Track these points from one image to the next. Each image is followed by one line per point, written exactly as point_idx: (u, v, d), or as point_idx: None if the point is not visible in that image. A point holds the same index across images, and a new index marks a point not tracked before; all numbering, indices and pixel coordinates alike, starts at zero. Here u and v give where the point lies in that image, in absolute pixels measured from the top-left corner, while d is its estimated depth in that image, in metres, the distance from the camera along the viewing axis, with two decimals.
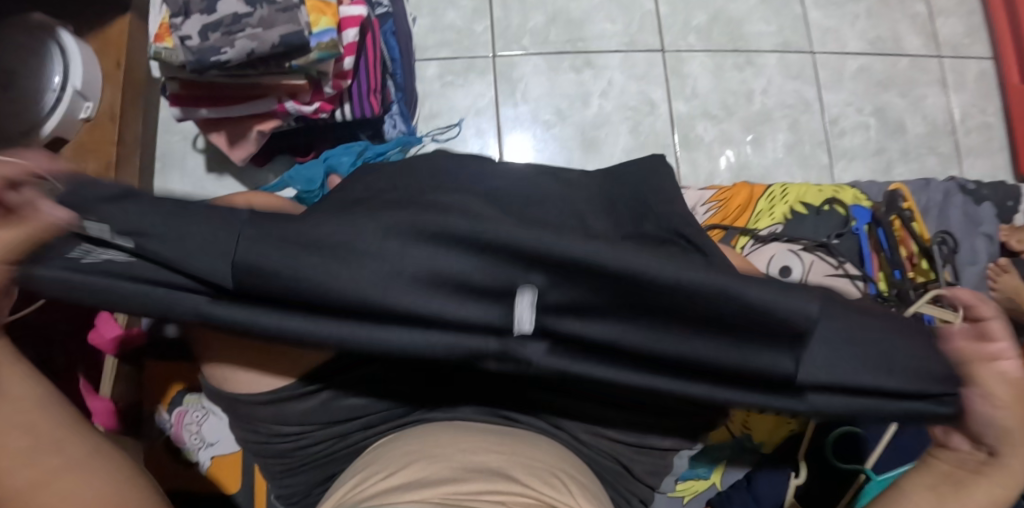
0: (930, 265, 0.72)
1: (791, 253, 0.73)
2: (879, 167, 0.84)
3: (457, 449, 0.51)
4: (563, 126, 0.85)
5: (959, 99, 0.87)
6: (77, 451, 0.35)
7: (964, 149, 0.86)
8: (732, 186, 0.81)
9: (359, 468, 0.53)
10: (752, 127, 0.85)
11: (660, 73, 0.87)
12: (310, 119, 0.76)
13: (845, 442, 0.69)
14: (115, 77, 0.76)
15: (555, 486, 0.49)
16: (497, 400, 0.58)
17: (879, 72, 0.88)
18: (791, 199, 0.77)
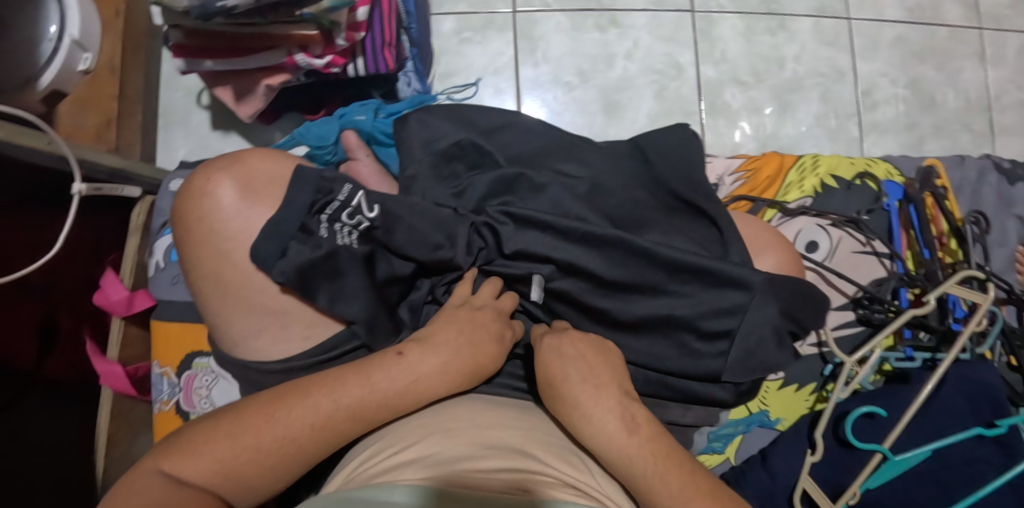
0: (959, 246, 0.70)
1: (818, 228, 0.72)
2: (911, 142, 0.82)
3: (473, 423, 0.50)
4: (585, 89, 0.81)
5: (997, 75, 0.84)
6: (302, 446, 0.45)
7: (998, 127, 0.83)
8: (761, 156, 0.79)
9: (375, 440, 0.52)
10: (779, 97, 0.82)
11: (689, 35, 0.83)
12: (321, 73, 0.72)
13: (867, 423, 0.68)
14: (115, 26, 0.72)
15: (577, 466, 0.47)
16: (520, 377, 0.60)
17: (917, 43, 0.84)
18: (822, 172, 0.75)
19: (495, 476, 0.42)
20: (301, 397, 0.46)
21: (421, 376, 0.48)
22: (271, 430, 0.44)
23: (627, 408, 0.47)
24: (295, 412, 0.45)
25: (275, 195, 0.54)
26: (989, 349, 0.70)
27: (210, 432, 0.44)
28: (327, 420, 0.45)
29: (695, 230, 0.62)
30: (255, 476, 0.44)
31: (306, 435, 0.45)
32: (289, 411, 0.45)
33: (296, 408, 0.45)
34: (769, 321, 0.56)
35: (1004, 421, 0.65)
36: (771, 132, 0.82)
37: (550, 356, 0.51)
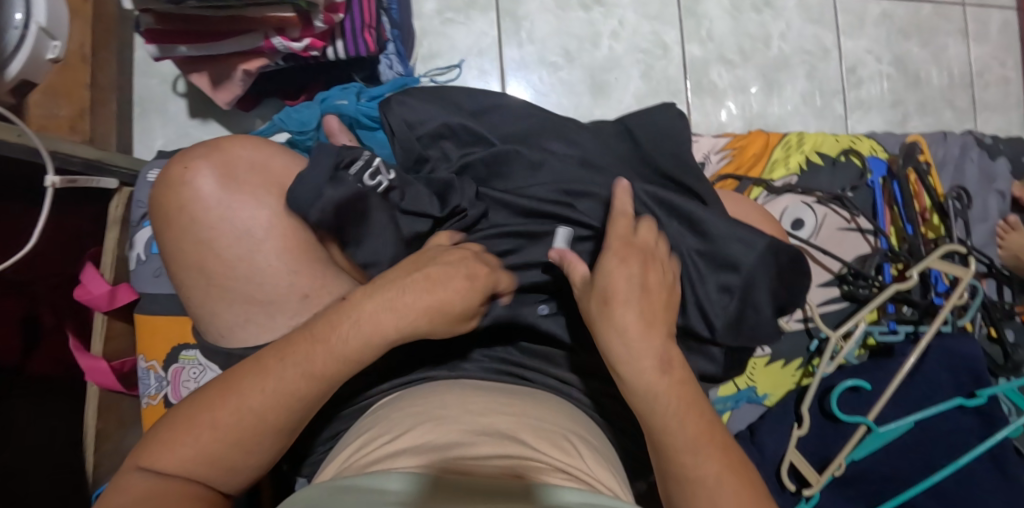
0: (941, 222, 0.72)
1: (803, 206, 0.72)
2: (895, 120, 0.83)
3: (463, 410, 0.50)
4: (571, 69, 0.80)
5: (980, 51, 0.85)
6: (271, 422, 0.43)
7: (980, 104, 0.84)
8: (747, 134, 0.79)
9: (365, 429, 0.52)
10: (765, 76, 0.82)
11: (675, 13, 0.82)
12: (300, 57, 0.70)
13: (852, 396, 0.69)
14: (84, 12, 0.70)
15: (566, 450, 0.48)
16: (508, 362, 0.59)
17: (901, 19, 0.84)
18: (807, 149, 0.75)
19: (487, 464, 0.42)
20: (259, 373, 0.43)
21: (369, 332, 0.44)
22: (228, 409, 0.42)
23: (667, 350, 0.46)
24: (253, 390, 0.43)
25: (257, 182, 0.53)
26: (970, 321, 0.72)
27: (180, 421, 0.43)
28: (287, 389, 0.43)
29: None
30: (229, 455, 0.43)
31: (268, 412, 0.43)
32: (250, 387, 0.43)
33: (253, 385, 0.43)
34: None
35: (984, 391, 0.66)
36: (757, 110, 0.82)
37: (613, 274, 0.47)
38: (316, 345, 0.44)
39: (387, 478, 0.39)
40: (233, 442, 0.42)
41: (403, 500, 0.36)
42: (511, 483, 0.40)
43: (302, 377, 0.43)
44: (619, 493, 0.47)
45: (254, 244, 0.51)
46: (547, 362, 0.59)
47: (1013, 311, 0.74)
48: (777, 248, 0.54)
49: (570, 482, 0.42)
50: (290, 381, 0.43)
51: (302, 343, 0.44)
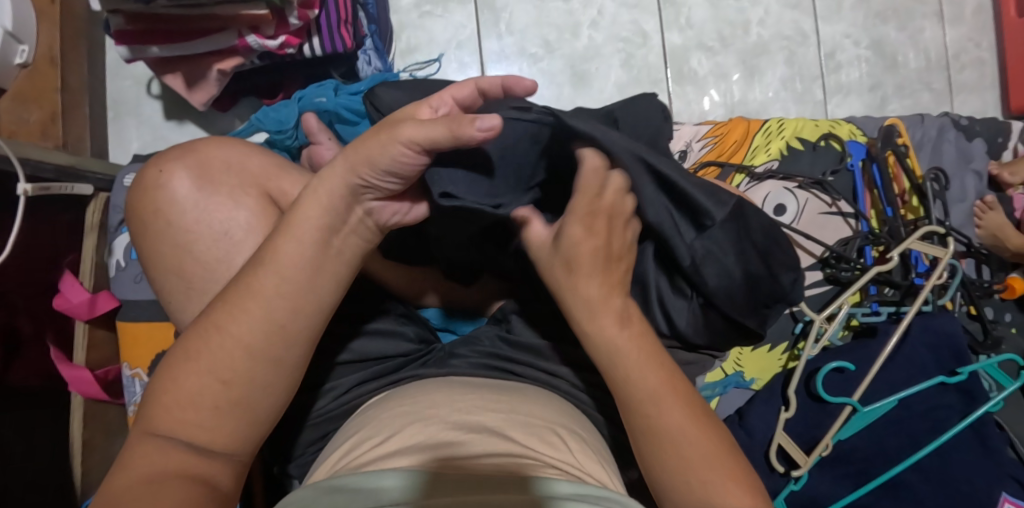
0: (921, 203, 0.73)
1: (785, 191, 0.72)
2: (874, 104, 0.84)
3: (452, 409, 0.50)
4: (551, 60, 0.80)
5: (955, 33, 0.85)
6: (264, 364, 0.39)
7: (957, 85, 0.85)
8: (728, 121, 0.79)
9: (354, 431, 0.52)
10: (745, 64, 0.82)
11: (653, 2, 0.81)
12: (275, 55, 0.68)
13: (840, 377, 0.70)
14: (50, 13, 0.68)
15: (554, 444, 0.48)
16: (496, 355, 0.60)
17: (878, 2, 0.84)
18: (787, 135, 0.76)
19: (475, 464, 0.42)
20: (233, 321, 0.39)
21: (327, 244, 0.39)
22: (207, 364, 0.39)
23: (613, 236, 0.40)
24: (234, 332, 0.39)
25: (235, 183, 0.52)
26: (950, 300, 0.73)
27: (162, 387, 0.40)
28: (274, 321, 0.39)
29: None
30: (213, 420, 0.39)
31: (253, 355, 0.39)
32: (222, 340, 0.39)
33: (231, 324, 0.39)
34: None
35: (965, 369, 0.68)
36: (738, 97, 0.82)
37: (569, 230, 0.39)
38: (260, 268, 0.39)
39: (381, 479, 0.39)
40: (220, 400, 0.39)
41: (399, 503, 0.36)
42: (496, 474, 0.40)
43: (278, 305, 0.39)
44: (609, 483, 0.47)
45: (233, 246, 0.51)
46: (534, 352, 0.60)
47: (993, 289, 0.75)
48: (746, 208, 0.43)
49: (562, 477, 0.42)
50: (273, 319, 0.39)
51: (258, 275, 0.39)
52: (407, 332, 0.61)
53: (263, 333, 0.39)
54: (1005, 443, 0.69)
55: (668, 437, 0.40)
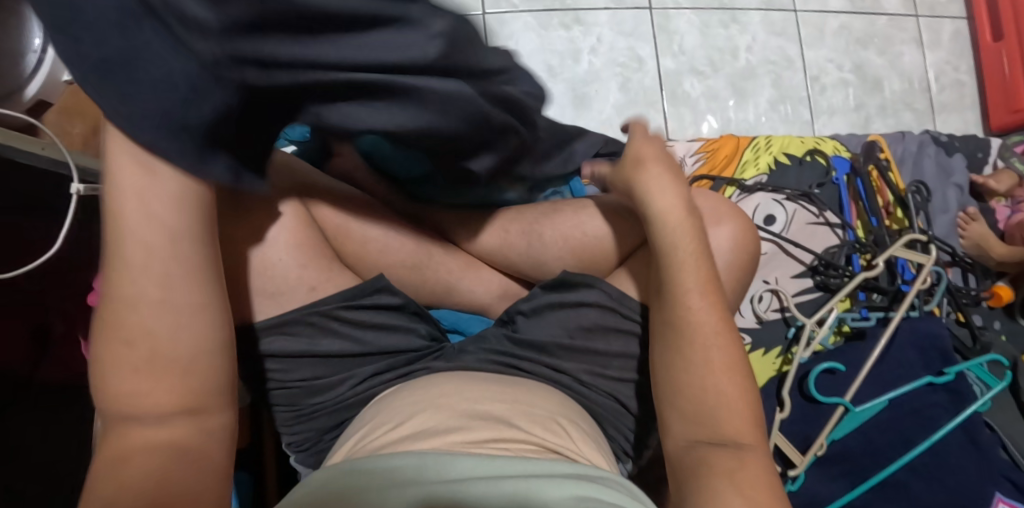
0: (905, 214, 0.77)
1: (774, 202, 0.77)
2: (858, 122, 0.90)
3: (461, 399, 0.54)
4: (553, 83, 0.85)
5: (934, 57, 0.93)
6: (181, 334, 0.35)
7: (937, 105, 0.92)
8: (718, 139, 0.83)
9: (369, 418, 0.56)
10: (735, 86, 0.88)
11: (648, 30, 0.88)
12: None
13: (832, 382, 0.72)
14: None
15: (555, 431, 0.52)
16: (506, 350, 0.63)
17: (858, 30, 0.92)
18: (775, 150, 0.80)
19: (482, 448, 0.46)
20: (132, 310, 0.34)
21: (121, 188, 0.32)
22: (115, 376, 0.35)
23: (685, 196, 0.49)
24: (126, 332, 0.34)
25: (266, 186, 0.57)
26: (937, 305, 0.76)
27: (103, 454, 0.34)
28: (156, 291, 0.34)
29: None
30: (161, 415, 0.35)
31: (152, 341, 0.34)
32: (138, 317, 0.34)
33: (117, 333, 0.34)
34: (731, 280, 0.61)
35: (952, 369, 0.71)
36: (730, 117, 0.87)
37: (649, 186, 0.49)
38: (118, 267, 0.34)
39: (395, 459, 0.41)
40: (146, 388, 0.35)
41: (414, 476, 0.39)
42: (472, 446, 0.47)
43: (146, 272, 0.33)
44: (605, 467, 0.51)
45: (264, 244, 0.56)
46: (538, 349, 0.62)
47: (979, 296, 0.79)
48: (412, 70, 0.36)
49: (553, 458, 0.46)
50: (166, 283, 0.34)
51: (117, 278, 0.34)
52: (419, 329, 0.64)
53: (173, 318, 0.34)
54: (996, 444, 0.70)
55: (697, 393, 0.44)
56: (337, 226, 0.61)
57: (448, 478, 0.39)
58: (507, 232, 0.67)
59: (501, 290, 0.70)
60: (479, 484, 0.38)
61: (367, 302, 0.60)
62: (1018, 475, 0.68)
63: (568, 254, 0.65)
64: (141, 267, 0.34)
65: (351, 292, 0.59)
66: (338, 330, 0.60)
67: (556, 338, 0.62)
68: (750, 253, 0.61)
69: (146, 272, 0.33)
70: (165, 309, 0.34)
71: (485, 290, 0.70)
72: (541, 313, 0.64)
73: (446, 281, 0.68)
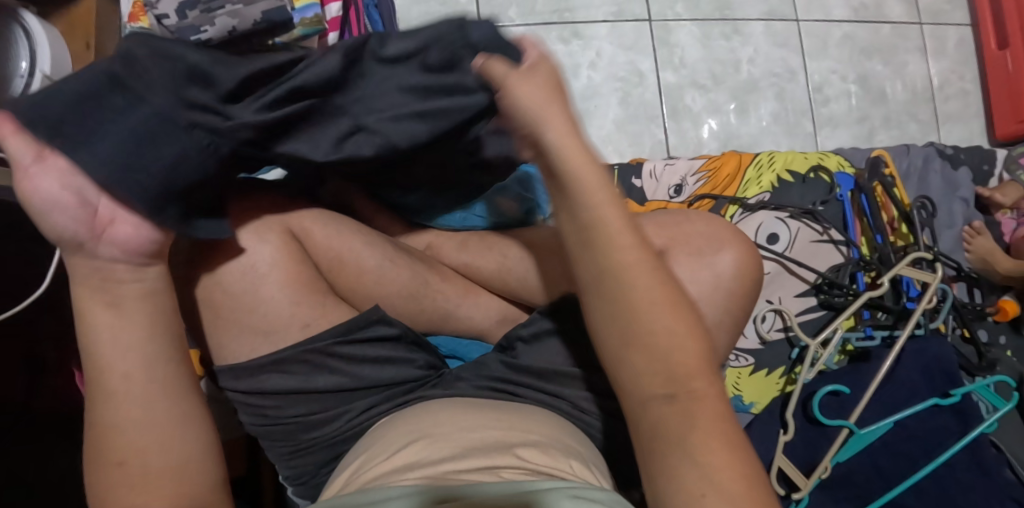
0: (910, 230, 0.76)
1: (777, 221, 0.75)
2: (863, 134, 0.88)
3: (455, 427, 0.53)
4: None
5: (939, 66, 0.92)
6: (177, 433, 0.39)
7: (942, 115, 0.91)
8: (720, 156, 0.81)
9: (366, 447, 0.55)
10: (738, 99, 0.87)
11: (648, 43, 0.86)
12: None
13: (835, 403, 0.72)
14: (86, 59, 0.73)
15: (554, 455, 0.51)
16: (504, 379, 0.62)
17: (863, 39, 0.90)
18: (777, 168, 0.79)
19: (474, 473, 0.46)
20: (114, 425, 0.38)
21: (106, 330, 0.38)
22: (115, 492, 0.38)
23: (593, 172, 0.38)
24: (116, 444, 0.38)
25: (263, 221, 0.57)
26: (942, 323, 0.75)
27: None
28: (145, 412, 0.38)
29: (684, 224, 0.62)
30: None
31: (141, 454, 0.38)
32: (136, 424, 0.38)
33: (114, 444, 0.38)
34: (734, 307, 0.59)
35: (958, 391, 0.70)
36: (732, 130, 0.86)
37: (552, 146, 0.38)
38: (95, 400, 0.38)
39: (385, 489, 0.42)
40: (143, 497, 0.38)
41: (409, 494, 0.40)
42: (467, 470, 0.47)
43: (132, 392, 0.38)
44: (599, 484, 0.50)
45: (258, 279, 0.55)
46: (538, 376, 0.62)
47: (984, 311, 0.78)
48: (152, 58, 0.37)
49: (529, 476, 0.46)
50: (152, 395, 0.39)
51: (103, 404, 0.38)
52: (417, 360, 0.63)
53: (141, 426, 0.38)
54: (1002, 464, 0.70)
55: (673, 449, 0.36)
56: (333, 257, 0.60)
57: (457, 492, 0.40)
58: (506, 257, 0.66)
59: (500, 315, 0.69)
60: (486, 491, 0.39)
61: (362, 335, 0.59)
62: None
63: (568, 281, 0.64)
64: (123, 393, 0.38)
65: (347, 325, 0.58)
66: (332, 367, 0.59)
67: (556, 367, 0.62)
68: (755, 279, 0.60)
69: (131, 396, 0.38)
70: (152, 418, 0.39)
71: (485, 316, 0.69)
72: (541, 339, 0.63)
73: (444, 308, 0.67)
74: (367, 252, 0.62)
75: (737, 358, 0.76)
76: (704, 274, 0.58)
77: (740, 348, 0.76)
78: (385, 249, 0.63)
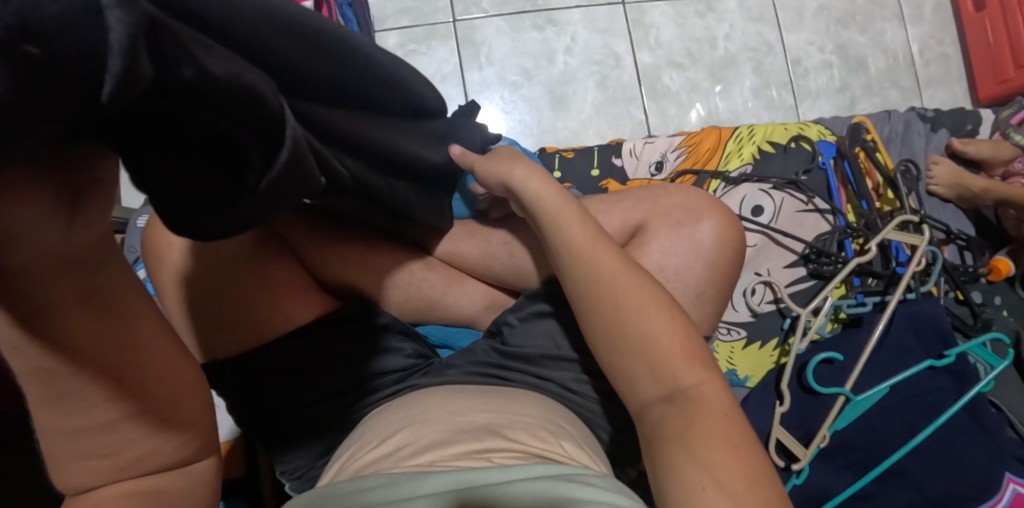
0: (896, 194, 0.75)
1: (761, 193, 0.75)
2: (844, 103, 0.88)
3: (444, 412, 0.53)
4: (530, 86, 0.84)
5: (917, 32, 0.92)
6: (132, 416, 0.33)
7: (924, 81, 0.90)
8: (700, 131, 0.81)
9: (354, 441, 0.54)
10: (718, 76, 0.86)
11: (622, 26, 0.87)
12: None
13: (830, 370, 0.71)
14: None
15: (543, 438, 0.50)
16: (493, 365, 0.62)
17: (838, 10, 0.90)
18: (758, 139, 0.79)
19: (464, 458, 0.45)
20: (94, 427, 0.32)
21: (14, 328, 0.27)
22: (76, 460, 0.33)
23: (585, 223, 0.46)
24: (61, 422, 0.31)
25: None
26: (934, 286, 0.75)
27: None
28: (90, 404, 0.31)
29: (662, 198, 0.62)
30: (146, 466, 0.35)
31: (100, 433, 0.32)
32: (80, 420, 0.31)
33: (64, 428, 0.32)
34: (718, 277, 0.58)
35: (952, 351, 0.69)
36: (712, 107, 0.86)
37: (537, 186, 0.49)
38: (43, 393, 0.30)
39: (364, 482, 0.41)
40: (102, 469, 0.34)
41: (434, 490, 0.39)
42: (462, 457, 0.45)
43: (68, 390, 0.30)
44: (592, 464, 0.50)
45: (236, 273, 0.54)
46: (526, 360, 0.61)
47: (977, 273, 0.77)
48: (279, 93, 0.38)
49: (515, 458, 0.45)
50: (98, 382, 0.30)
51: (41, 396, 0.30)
52: (405, 349, 0.62)
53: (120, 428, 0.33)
54: (1002, 424, 0.69)
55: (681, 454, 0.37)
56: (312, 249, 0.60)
57: (467, 483, 0.39)
58: (488, 241, 0.66)
59: (487, 301, 0.69)
60: (517, 486, 0.39)
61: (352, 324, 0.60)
62: None
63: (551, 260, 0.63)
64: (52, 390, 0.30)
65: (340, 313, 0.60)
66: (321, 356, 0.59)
67: (543, 350, 0.61)
68: (737, 246, 0.59)
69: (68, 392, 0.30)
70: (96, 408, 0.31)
71: (472, 303, 0.68)
72: (528, 323, 0.62)
73: (430, 297, 0.66)
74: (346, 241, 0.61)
75: (729, 332, 0.76)
76: (682, 246, 0.58)
77: (730, 321, 0.76)
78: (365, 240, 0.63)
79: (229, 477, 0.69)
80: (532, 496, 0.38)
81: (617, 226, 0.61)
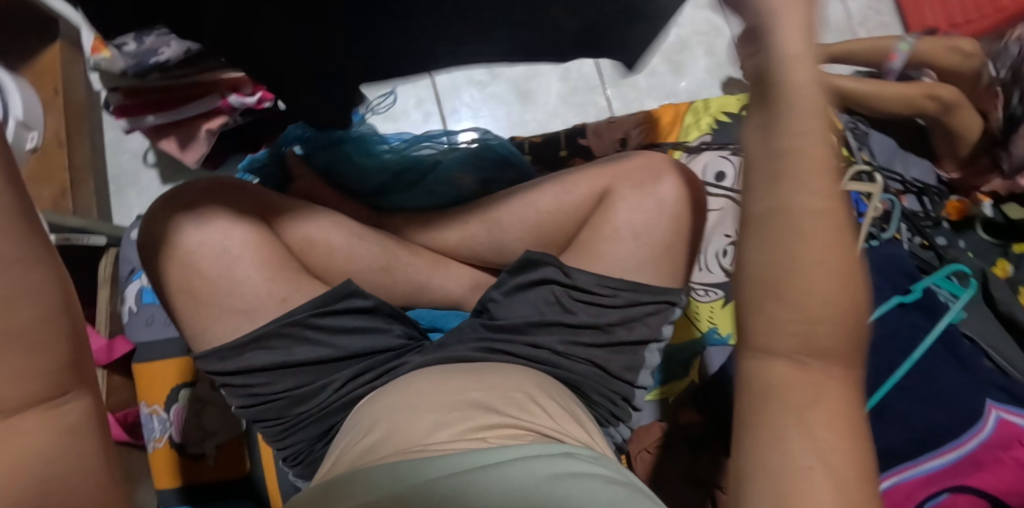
0: (847, 150, 0.80)
1: (721, 159, 0.80)
2: None
3: (433, 394, 0.53)
4: (497, 84, 0.89)
5: (856, 6, 0.98)
6: None
7: None
8: (659, 109, 0.86)
9: (350, 427, 0.56)
10: (672, 61, 0.92)
11: None
12: (256, 111, 0.77)
13: None
14: (55, 103, 0.79)
15: (532, 413, 0.52)
16: (483, 338, 0.62)
17: None
18: (714, 110, 0.83)
19: (460, 442, 0.47)
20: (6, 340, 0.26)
21: None
22: None
23: None
24: None
25: (237, 206, 0.60)
26: (895, 232, 0.79)
27: None
28: None
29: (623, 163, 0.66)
30: None
31: None
32: None
33: None
34: (684, 228, 0.62)
35: (918, 286, 0.73)
36: (668, 89, 0.91)
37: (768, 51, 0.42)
38: None
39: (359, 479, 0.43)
40: None
41: (434, 477, 0.41)
42: (454, 447, 0.46)
43: None
44: (587, 440, 0.52)
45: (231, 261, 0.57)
46: (513, 330, 0.62)
47: (938, 217, 0.83)
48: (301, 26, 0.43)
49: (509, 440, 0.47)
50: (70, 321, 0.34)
51: None
52: (394, 329, 0.65)
53: (34, 344, 0.28)
54: (978, 354, 0.71)
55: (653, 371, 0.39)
56: (301, 237, 0.63)
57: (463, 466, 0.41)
58: (467, 223, 0.70)
59: (472, 282, 0.73)
60: (517, 467, 0.41)
61: (336, 307, 0.61)
62: (1005, 381, 0.69)
63: (528, 232, 0.67)
64: None
65: (322, 298, 0.60)
66: (313, 338, 0.60)
67: (529, 317, 0.62)
68: (697, 197, 0.63)
69: None
70: None
71: (456, 284, 0.72)
72: (513, 295, 0.64)
73: (417, 280, 0.70)
74: (332, 230, 0.65)
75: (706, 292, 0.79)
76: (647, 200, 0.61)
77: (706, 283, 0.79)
78: (349, 228, 0.66)
79: (237, 475, 0.71)
80: (536, 472, 0.41)
81: (585, 191, 0.65)
